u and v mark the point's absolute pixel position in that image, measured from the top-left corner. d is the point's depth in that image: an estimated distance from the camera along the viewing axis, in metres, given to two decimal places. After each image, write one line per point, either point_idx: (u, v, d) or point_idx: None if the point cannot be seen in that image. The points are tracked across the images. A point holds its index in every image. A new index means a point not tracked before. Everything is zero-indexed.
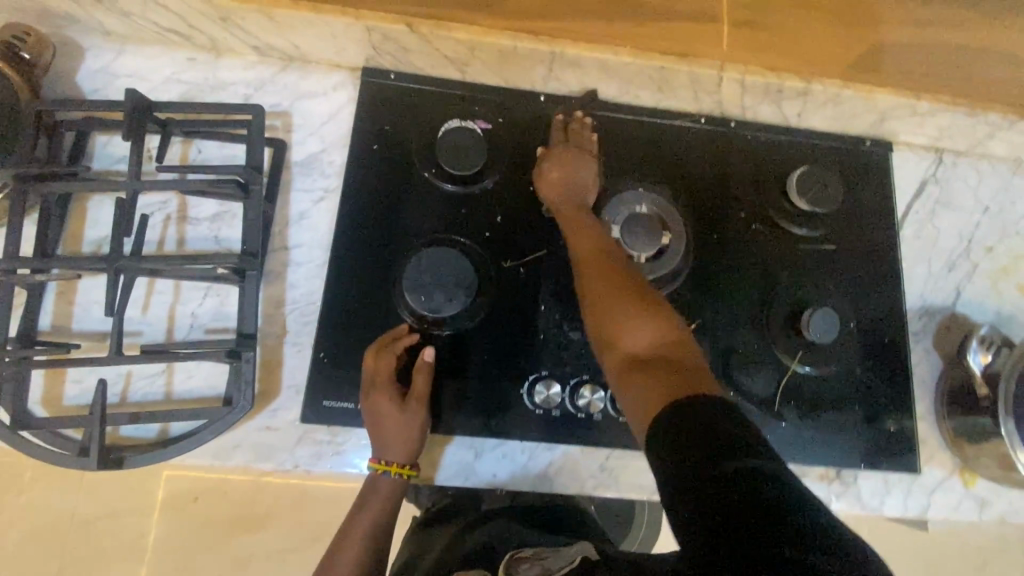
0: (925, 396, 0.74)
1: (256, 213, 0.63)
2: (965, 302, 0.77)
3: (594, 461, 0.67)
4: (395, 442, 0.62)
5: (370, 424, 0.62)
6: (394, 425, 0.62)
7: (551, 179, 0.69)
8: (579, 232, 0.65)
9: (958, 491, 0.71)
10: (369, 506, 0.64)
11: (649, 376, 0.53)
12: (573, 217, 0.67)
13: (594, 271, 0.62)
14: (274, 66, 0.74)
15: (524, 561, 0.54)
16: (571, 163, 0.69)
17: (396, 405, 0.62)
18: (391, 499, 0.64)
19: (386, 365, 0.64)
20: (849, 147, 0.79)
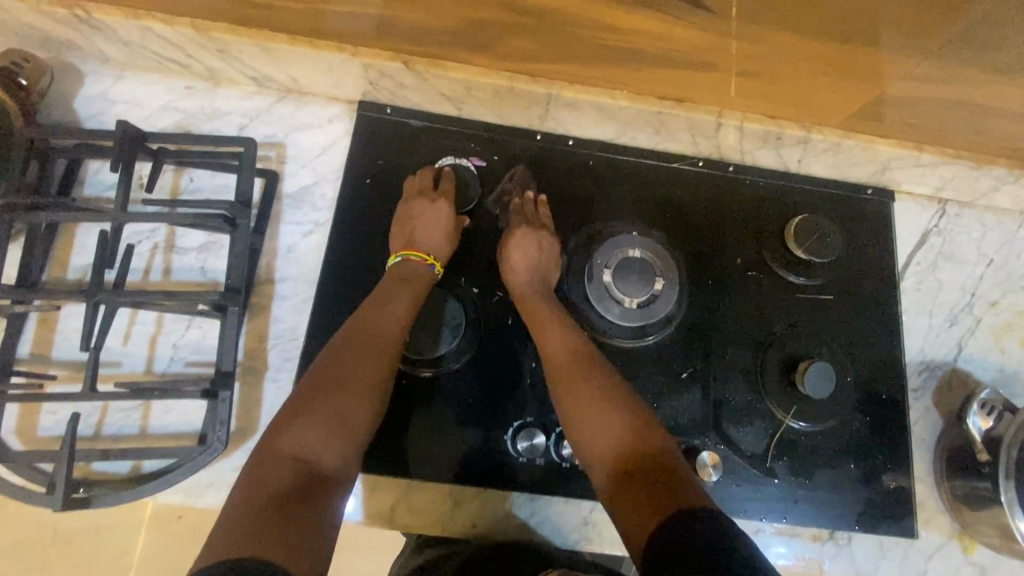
0: (923, 455, 0.71)
1: (243, 246, 0.63)
2: (967, 357, 0.75)
3: (576, 514, 0.65)
4: (439, 223, 0.67)
5: (422, 198, 0.67)
6: (444, 216, 0.67)
7: (513, 267, 0.67)
8: (545, 333, 0.63)
9: (957, 558, 0.68)
10: (394, 301, 0.62)
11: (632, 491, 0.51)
12: (534, 311, 0.65)
13: (564, 370, 0.60)
14: (272, 97, 0.74)
15: None
16: (537, 248, 0.67)
17: (451, 215, 0.68)
18: (420, 287, 0.64)
19: (448, 185, 0.70)
20: (849, 194, 0.78)
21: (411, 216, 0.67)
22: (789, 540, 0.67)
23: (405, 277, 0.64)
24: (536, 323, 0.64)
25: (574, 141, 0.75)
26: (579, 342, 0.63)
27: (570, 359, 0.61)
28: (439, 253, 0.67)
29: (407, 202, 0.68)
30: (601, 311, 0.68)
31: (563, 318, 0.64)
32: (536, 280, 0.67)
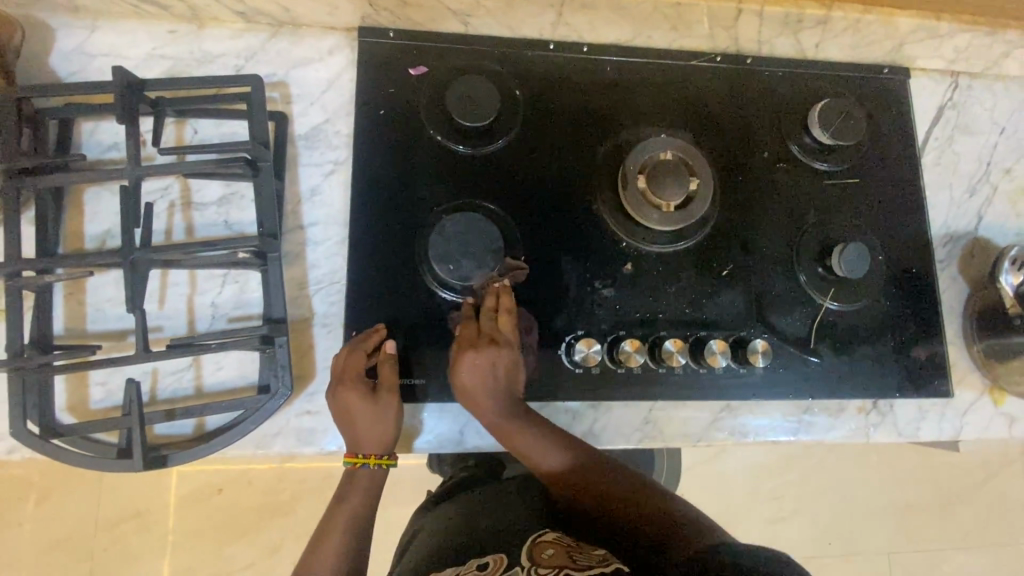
0: (953, 322, 0.74)
1: (269, 191, 0.60)
2: (987, 226, 0.77)
3: (635, 414, 0.68)
4: (383, 426, 0.61)
5: (363, 401, 0.60)
6: (388, 417, 0.61)
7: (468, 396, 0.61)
8: (531, 451, 0.64)
9: (990, 411, 0.73)
10: (353, 494, 0.65)
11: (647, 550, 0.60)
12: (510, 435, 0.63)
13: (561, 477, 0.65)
14: (264, 33, 0.69)
15: (547, 548, 0.61)
16: (496, 376, 0.62)
17: (397, 403, 0.61)
18: (374, 483, 0.65)
19: (390, 374, 0.61)
20: (865, 76, 0.77)
21: (351, 421, 0.60)
22: (837, 414, 0.70)
23: (357, 483, 0.65)
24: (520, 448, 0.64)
25: (588, 47, 0.72)
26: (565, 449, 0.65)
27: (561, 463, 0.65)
28: (383, 449, 0.62)
29: (343, 396, 0.60)
30: (639, 219, 0.68)
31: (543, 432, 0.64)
32: (496, 391, 0.62)
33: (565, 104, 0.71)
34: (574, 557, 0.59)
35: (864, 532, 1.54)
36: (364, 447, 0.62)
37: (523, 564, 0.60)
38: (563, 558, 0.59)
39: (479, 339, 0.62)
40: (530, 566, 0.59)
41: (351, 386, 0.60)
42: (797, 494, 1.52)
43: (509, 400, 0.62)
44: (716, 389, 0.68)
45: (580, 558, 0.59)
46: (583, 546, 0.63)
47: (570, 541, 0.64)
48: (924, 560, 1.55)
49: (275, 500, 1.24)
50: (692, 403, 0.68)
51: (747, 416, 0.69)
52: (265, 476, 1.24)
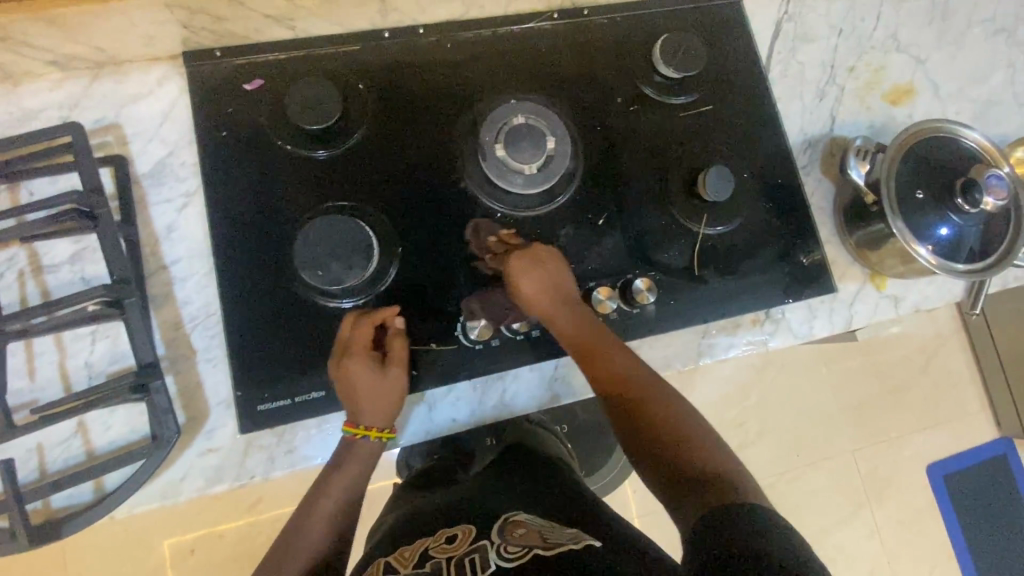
0: (826, 221, 0.77)
1: (113, 237, 0.58)
2: (841, 125, 0.81)
3: (543, 375, 0.70)
4: (387, 399, 0.62)
5: (374, 372, 0.61)
6: (396, 390, 0.62)
7: (533, 296, 0.65)
8: (567, 333, 0.66)
9: (875, 296, 0.77)
10: (347, 465, 0.63)
11: (687, 495, 0.61)
12: (561, 325, 0.66)
13: (592, 353, 0.66)
14: (84, 78, 0.66)
15: (517, 526, 0.62)
16: (542, 274, 0.66)
17: (403, 378, 0.63)
18: (370, 459, 0.64)
19: (401, 350, 0.63)
20: (700, 5, 0.79)
21: (355, 391, 0.61)
22: (734, 331, 0.73)
23: (353, 455, 0.63)
24: (561, 324, 0.66)
25: (424, 28, 0.72)
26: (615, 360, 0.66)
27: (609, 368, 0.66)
28: (384, 423, 0.63)
29: (351, 369, 0.61)
30: (505, 186, 0.68)
31: (587, 324, 0.66)
32: (558, 294, 0.66)
33: (413, 88, 0.71)
34: (546, 536, 0.61)
35: (828, 438, 1.62)
36: (364, 418, 0.62)
37: (491, 538, 0.61)
38: (533, 537, 0.61)
39: (542, 252, 0.67)
40: (501, 543, 0.60)
41: (361, 360, 0.61)
42: (757, 416, 1.59)
43: (557, 294, 0.66)
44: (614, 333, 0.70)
45: (550, 536, 0.61)
46: (553, 524, 0.64)
47: (536, 520, 0.64)
48: (888, 450, 1.64)
49: (250, 547, 1.21)
50: None
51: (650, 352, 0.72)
52: (233, 526, 1.21)
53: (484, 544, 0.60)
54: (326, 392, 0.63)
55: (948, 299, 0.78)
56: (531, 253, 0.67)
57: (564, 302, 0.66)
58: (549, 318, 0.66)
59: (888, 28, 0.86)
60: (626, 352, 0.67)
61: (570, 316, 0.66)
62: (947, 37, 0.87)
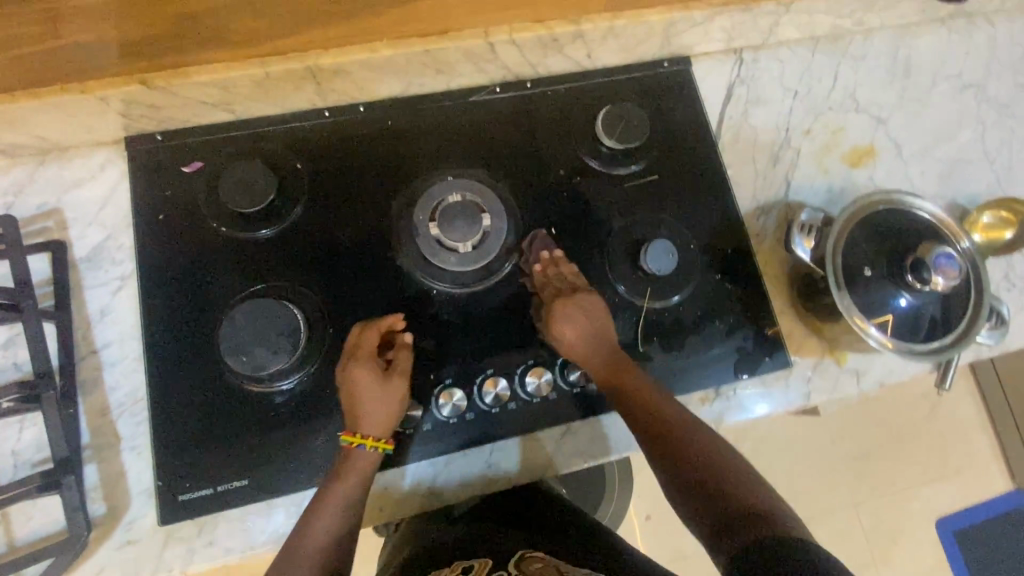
0: (782, 291, 0.75)
1: (36, 329, 0.58)
2: (797, 189, 0.79)
3: (478, 461, 0.67)
4: (385, 407, 0.61)
5: (373, 377, 0.61)
6: (394, 399, 0.61)
7: (568, 344, 0.65)
8: (617, 365, 0.64)
9: (834, 371, 0.73)
10: (355, 467, 0.60)
11: (719, 524, 0.58)
12: (593, 362, 0.64)
13: (626, 395, 0.63)
14: (30, 164, 0.67)
15: (530, 561, 0.68)
16: (577, 310, 0.65)
17: (403, 390, 0.62)
18: (370, 469, 0.60)
19: (404, 361, 0.63)
20: (647, 73, 0.79)
21: (356, 396, 0.61)
22: None
23: (354, 462, 0.60)
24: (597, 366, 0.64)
25: (365, 106, 0.73)
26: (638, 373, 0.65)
27: (640, 387, 0.63)
28: (383, 432, 0.61)
29: (354, 372, 0.61)
30: (439, 265, 0.67)
31: (608, 335, 0.66)
32: (594, 326, 0.65)
33: (353, 164, 0.71)
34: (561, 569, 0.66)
35: (829, 489, 1.54)
36: (363, 425, 0.60)
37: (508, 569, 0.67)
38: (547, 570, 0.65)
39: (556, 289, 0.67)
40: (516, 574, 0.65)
41: (365, 363, 0.61)
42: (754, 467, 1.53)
43: (592, 325, 0.65)
44: (553, 415, 0.68)
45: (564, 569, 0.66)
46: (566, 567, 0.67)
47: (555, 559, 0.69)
48: (893, 503, 1.55)
49: None
50: (530, 436, 0.68)
51: (591, 436, 0.69)
52: None
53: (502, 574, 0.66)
54: (249, 481, 0.62)
55: (914, 373, 0.74)
56: (576, 299, 0.65)
57: (606, 342, 0.65)
58: (588, 361, 0.65)
59: (846, 88, 0.84)
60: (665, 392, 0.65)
61: (607, 350, 0.65)
62: (909, 95, 0.85)
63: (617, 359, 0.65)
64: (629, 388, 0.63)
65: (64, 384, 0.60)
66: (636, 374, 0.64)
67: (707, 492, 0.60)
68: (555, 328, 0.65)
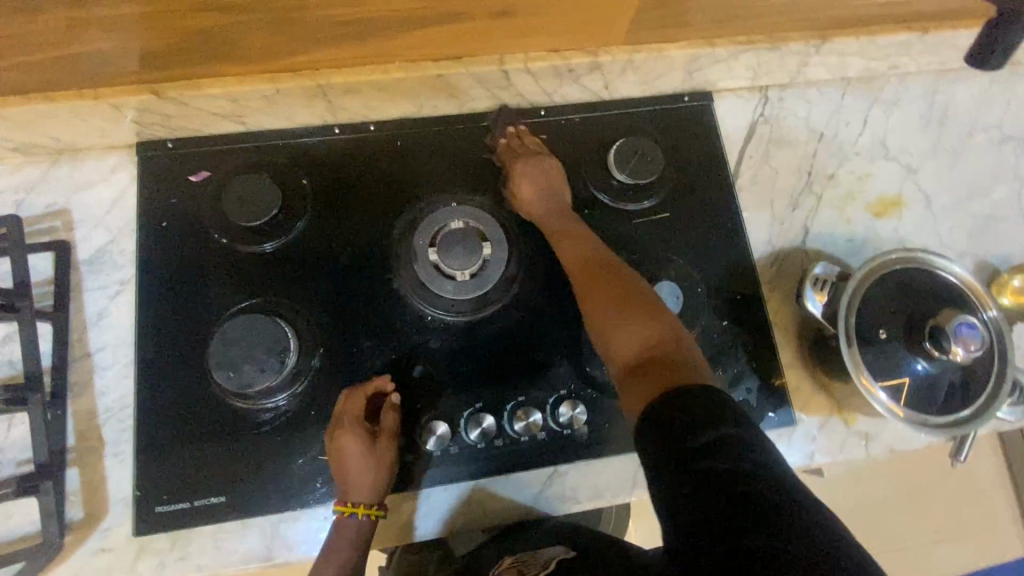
0: (791, 343, 0.71)
1: (30, 329, 0.59)
2: (815, 237, 0.75)
3: (456, 501, 0.64)
4: (374, 474, 0.60)
5: (359, 444, 0.60)
6: (382, 465, 0.60)
7: (525, 198, 0.68)
8: (575, 257, 0.63)
9: (842, 431, 0.69)
10: (341, 540, 0.59)
11: (642, 378, 0.50)
12: (550, 225, 0.67)
13: (583, 281, 0.61)
14: (44, 163, 0.68)
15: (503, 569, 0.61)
16: (538, 175, 0.68)
17: (392, 455, 0.61)
18: (361, 539, 0.59)
19: (390, 421, 0.62)
20: (665, 107, 0.77)
21: (343, 465, 0.59)
22: None
23: (343, 534, 0.59)
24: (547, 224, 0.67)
25: (375, 125, 0.72)
26: (603, 258, 0.62)
27: (592, 266, 0.61)
28: (375, 497, 0.59)
29: (340, 441, 0.60)
30: (436, 292, 0.66)
31: (581, 231, 0.65)
32: (555, 208, 0.67)
33: (358, 182, 0.71)
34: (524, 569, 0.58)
35: None
36: (353, 492, 0.59)
37: None
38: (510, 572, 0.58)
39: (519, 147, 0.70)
40: None
41: (350, 430, 0.60)
42: None
43: (548, 201, 0.68)
44: (540, 455, 0.65)
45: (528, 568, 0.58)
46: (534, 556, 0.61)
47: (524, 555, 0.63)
48: None
49: None
50: (513, 477, 0.65)
51: (576, 480, 0.66)
52: None
53: None
54: (226, 498, 0.61)
55: (926, 441, 0.70)
56: (532, 158, 0.68)
57: (562, 208, 0.67)
58: (546, 221, 0.67)
59: (875, 133, 0.80)
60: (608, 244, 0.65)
61: (558, 226, 0.66)
62: (943, 144, 0.81)
63: (584, 248, 0.63)
64: (586, 269, 0.61)
65: (54, 386, 0.60)
66: (599, 257, 0.62)
67: (643, 329, 0.54)
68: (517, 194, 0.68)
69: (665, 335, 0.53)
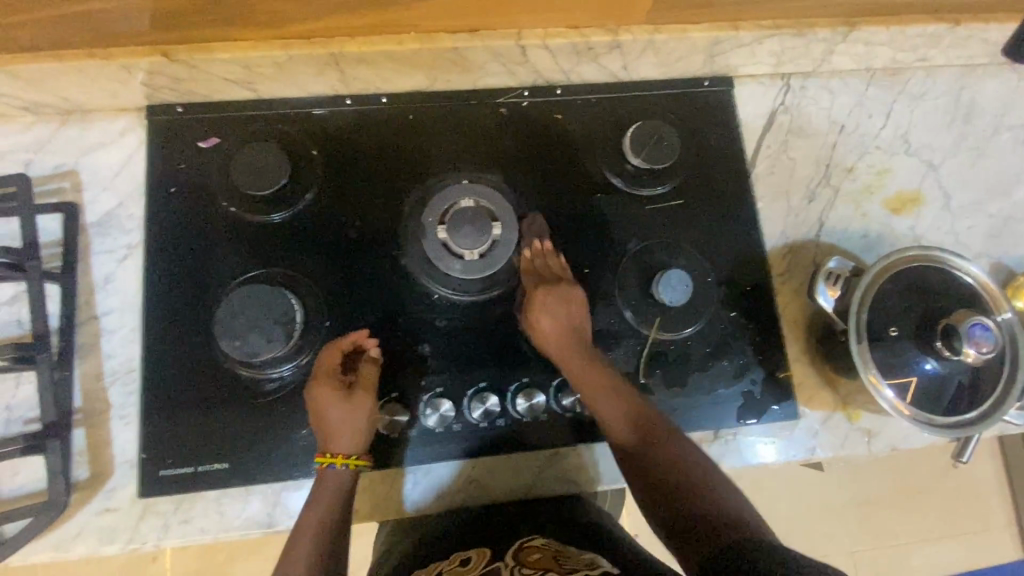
0: (800, 337, 0.71)
1: (37, 288, 0.59)
2: (829, 231, 0.74)
3: (458, 475, 0.65)
4: (355, 423, 0.60)
5: (335, 396, 0.60)
6: (361, 416, 0.61)
7: (546, 334, 0.63)
8: (612, 412, 0.62)
9: (845, 427, 0.69)
10: (319, 495, 0.59)
11: (693, 544, 0.55)
12: (578, 368, 0.63)
13: (624, 436, 0.62)
14: (53, 123, 0.68)
15: (534, 552, 0.59)
16: (565, 304, 0.64)
17: (369, 403, 0.62)
18: (340, 493, 0.59)
19: (368, 374, 0.62)
20: (683, 91, 0.75)
21: (322, 416, 0.60)
22: None
23: (322, 486, 0.59)
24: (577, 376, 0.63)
25: (387, 98, 0.71)
26: (637, 407, 0.62)
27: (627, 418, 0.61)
28: (356, 450, 0.61)
29: (316, 393, 0.61)
30: (444, 270, 0.66)
31: (617, 380, 0.63)
32: (578, 345, 0.63)
33: (369, 156, 0.70)
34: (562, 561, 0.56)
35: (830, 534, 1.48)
36: (332, 444, 0.60)
37: (508, 562, 0.58)
38: (548, 562, 0.56)
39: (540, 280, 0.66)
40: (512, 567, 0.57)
41: (326, 383, 0.61)
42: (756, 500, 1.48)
43: (577, 337, 0.64)
44: (542, 437, 0.66)
45: (566, 562, 0.56)
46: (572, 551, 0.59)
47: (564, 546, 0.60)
48: None
49: None
50: (514, 455, 0.66)
51: (577, 461, 0.67)
52: None
53: (498, 565, 0.58)
54: (229, 466, 0.61)
55: (930, 441, 0.70)
56: (556, 290, 0.64)
57: (587, 349, 0.64)
58: (568, 360, 0.63)
59: (898, 127, 0.78)
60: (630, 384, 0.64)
61: (591, 365, 0.63)
62: (966, 142, 0.79)
63: (622, 395, 0.62)
64: (629, 430, 0.62)
65: (61, 347, 0.61)
66: (643, 414, 0.62)
67: (681, 481, 0.60)
68: (541, 332, 0.63)
69: (703, 495, 0.58)
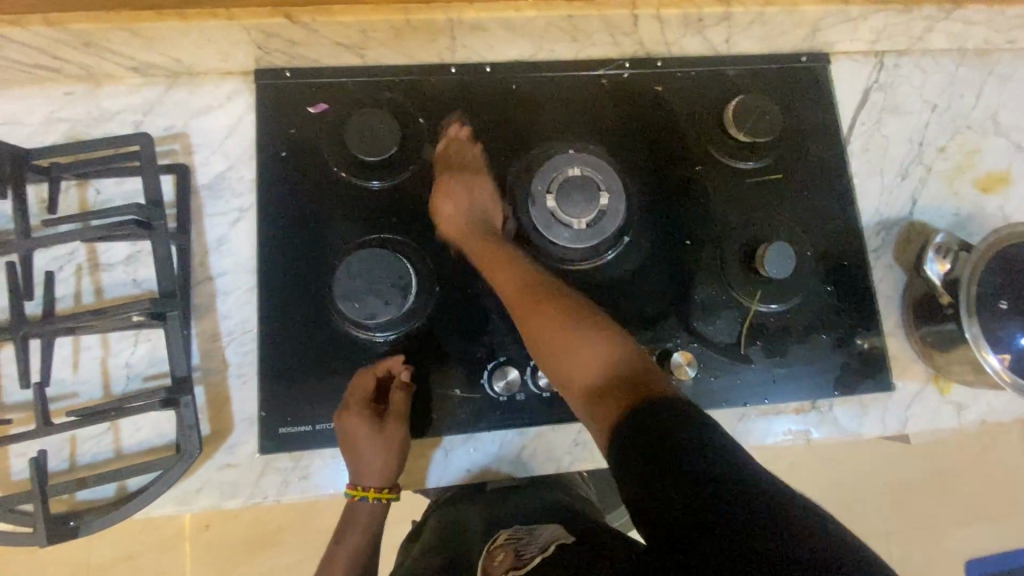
0: (891, 311, 0.72)
1: (164, 248, 0.60)
2: (921, 209, 0.75)
3: (566, 437, 0.67)
4: (383, 456, 0.62)
5: (365, 429, 0.62)
6: (391, 447, 0.62)
7: (444, 215, 0.67)
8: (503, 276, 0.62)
9: (935, 400, 0.71)
10: (360, 507, 0.66)
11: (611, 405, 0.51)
12: (476, 248, 0.65)
13: (518, 305, 0.60)
14: (160, 85, 0.66)
15: (499, 551, 0.53)
16: (464, 194, 0.68)
17: (400, 434, 0.63)
18: (379, 504, 0.66)
19: (399, 403, 0.63)
20: (783, 67, 0.74)
21: (352, 448, 0.62)
22: (772, 417, 0.69)
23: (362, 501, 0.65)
24: (476, 253, 0.65)
25: (491, 66, 0.70)
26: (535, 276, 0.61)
27: (524, 287, 0.60)
28: (386, 481, 0.64)
29: (346, 422, 0.62)
30: (552, 238, 0.66)
31: (512, 252, 0.64)
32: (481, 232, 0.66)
33: (472, 125, 0.70)
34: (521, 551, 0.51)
35: None
36: (362, 478, 0.63)
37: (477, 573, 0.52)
38: (509, 557, 0.51)
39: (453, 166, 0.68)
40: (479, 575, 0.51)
41: (355, 416, 0.62)
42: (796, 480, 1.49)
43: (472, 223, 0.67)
44: None
45: (525, 552, 0.50)
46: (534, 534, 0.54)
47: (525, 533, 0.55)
48: None
49: None
50: None
51: None
52: None
53: None
54: None
55: (1016, 414, 0.72)
56: (460, 181, 0.68)
57: (490, 234, 0.67)
58: (472, 245, 0.65)
59: (989, 107, 0.78)
60: (541, 266, 0.64)
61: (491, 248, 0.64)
62: None
63: (511, 261, 0.63)
64: (524, 297, 0.59)
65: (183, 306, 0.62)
66: (540, 285, 0.60)
67: (597, 349, 0.55)
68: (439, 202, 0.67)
69: (614, 359, 0.54)
